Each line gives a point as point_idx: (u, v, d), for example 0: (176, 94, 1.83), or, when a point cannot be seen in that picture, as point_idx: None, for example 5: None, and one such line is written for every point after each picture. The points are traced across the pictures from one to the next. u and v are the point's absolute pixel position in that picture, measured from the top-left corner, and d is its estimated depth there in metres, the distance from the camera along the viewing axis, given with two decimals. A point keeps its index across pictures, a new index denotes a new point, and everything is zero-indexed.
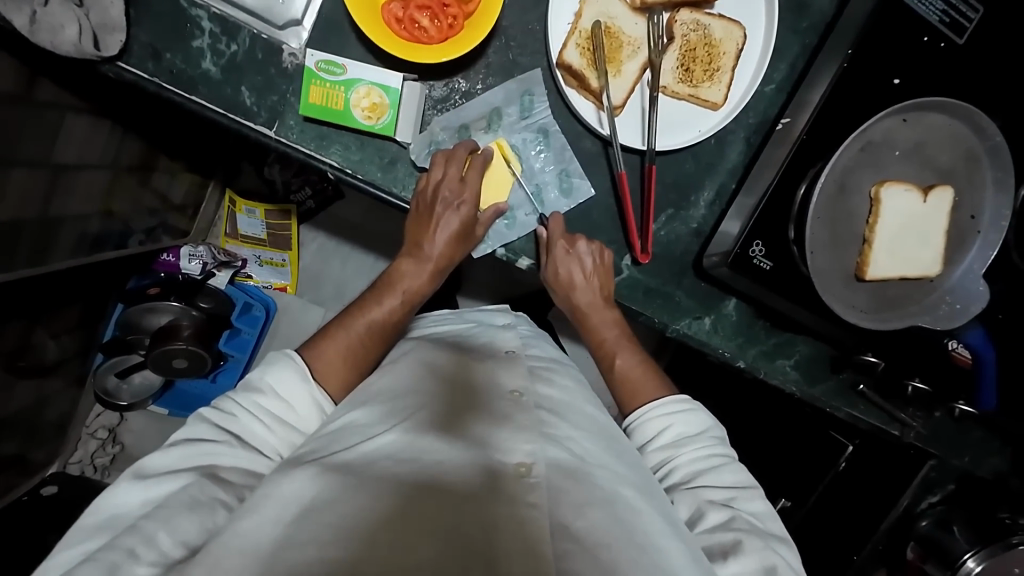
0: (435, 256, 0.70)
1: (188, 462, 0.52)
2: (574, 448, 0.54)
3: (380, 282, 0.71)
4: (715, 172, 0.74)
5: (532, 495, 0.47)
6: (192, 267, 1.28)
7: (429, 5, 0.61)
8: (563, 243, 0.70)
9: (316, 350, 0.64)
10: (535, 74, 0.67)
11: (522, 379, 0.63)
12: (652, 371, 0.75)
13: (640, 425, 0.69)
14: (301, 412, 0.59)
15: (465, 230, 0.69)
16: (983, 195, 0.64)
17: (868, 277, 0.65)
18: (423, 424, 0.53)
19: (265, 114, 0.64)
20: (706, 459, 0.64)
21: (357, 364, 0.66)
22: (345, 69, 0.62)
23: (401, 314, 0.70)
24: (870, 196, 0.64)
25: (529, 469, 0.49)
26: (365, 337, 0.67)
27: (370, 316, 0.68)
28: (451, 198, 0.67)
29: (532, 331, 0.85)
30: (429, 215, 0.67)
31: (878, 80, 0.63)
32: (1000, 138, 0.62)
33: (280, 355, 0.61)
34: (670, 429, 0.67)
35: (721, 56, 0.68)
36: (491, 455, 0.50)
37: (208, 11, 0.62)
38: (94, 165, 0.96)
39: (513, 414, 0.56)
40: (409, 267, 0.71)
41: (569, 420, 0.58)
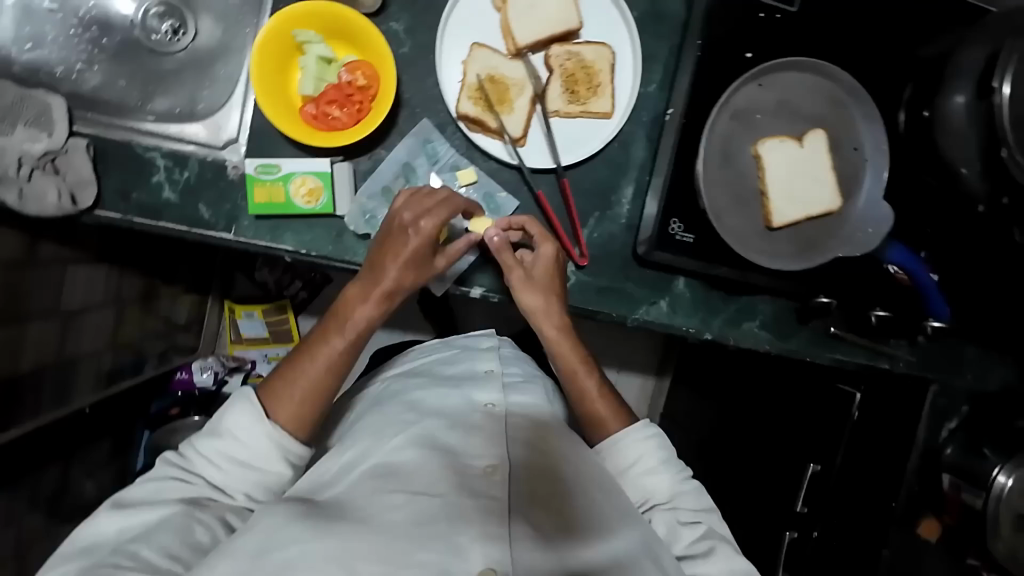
0: (387, 284, 0.69)
1: (162, 494, 0.59)
2: (536, 447, 0.66)
3: (332, 312, 0.70)
4: (627, 170, 0.81)
5: (494, 490, 0.58)
6: (205, 379, 1.39)
7: (337, 100, 0.72)
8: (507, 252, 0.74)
9: (271, 389, 0.65)
10: (425, 125, 0.76)
11: (495, 394, 0.74)
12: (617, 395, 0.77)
13: (617, 451, 0.72)
14: (260, 453, 0.61)
15: (421, 255, 0.70)
16: (857, 128, 0.71)
17: (776, 224, 0.70)
18: (407, 440, 0.65)
19: (222, 221, 0.74)
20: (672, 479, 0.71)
21: (310, 400, 0.65)
22: (280, 167, 0.72)
23: (354, 348, 0.69)
24: (753, 156, 0.71)
25: (495, 470, 0.60)
26: (319, 374, 0.66)
27: (320, 348, 0.67)
28: (416, 228, 0.69)
29: (514, 350, 0.93)
30: (390, 240, 0.69)
31: (733, 57, 0.71)
32: (851, 78, 0.69)
33: (238, 397, 0.63)
34: (645, 459, 0.71)
35: (598, 73, 0.78)
36: (461, 462, 0.62)
37: (161, 150, 0.74)
38: (98, 305, 1.07)
39: (488, 427, 0.67)
40: (358, 293, 0.69)
41: (533, 423, 0.70)
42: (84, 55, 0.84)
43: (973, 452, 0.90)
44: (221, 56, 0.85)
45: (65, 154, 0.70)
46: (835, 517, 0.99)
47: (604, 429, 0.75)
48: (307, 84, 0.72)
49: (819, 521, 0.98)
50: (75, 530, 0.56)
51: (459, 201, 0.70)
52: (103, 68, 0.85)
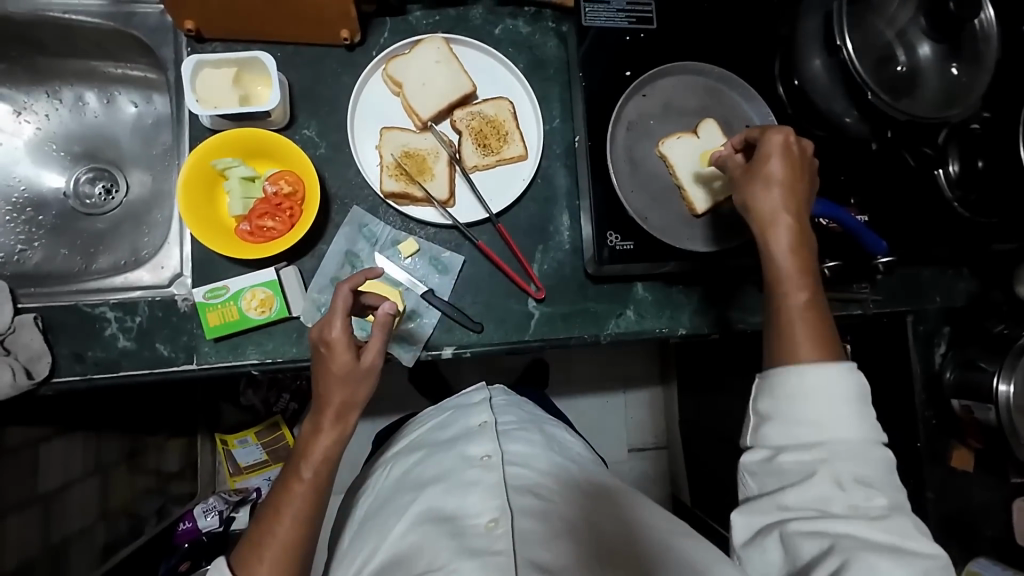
0: (330, 409, 0.66)
1: None
2: (537, 494, 0.68)
3: (290, 456, 0.68)
4: (556, 200, 0.86)
5: (497, 545, 0.59)
6: (210, 522, 1.31)
7: (269, 211, 0.76)
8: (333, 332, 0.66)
9: (246, 551, 0.65)
10: (356, 211, 0.80)
11: (489, 444, 0.74)
12: (828, 318, 0.61)
13: (803, 386, 0.57)
14: None
15: (350, 369, 0.66)
16: (741, 108, 0.77)
17: (700, 210, 0.74)
18: (413, 522, 0.67)
19: (182, 353, 0.75)
20: (816, 437, 0.56)
21: (286, 554, 0.64)
22: (228, 287, 0.74)
23: (316, 487, 0.66)
24: (660, 156, 0.76)
25: (495, 523, 0.62)
26: (288, 524, 0.65)
27: (283, 497, 0.66)
28: (328, 341, 0.65)
29: (507, 395, 0.93)
30: (315, 366, 0.67)
31: (614, 78, 0.78)
32: (718, 69, 0.77)
33: (212, 572, 0.63)
34: (800, 403, 0.57)
35: (503, 123, 0.84)
36: (464, 525, 0.63)
37: (108, 303, 0.74)
38: (78, 477, 1.03)
39: (485, 480, 0.68)
40: (309, 429, 0.67)
41: (532, 470, 0.72)
42: (22, 236, 0.87)
43: (969, 368, 0.92)
44: (156, 202, 0.90)
45: (13, 333, 0.70)
46: None
47: (790, 356, 0.60)
48: (236, 204, 0.76)
49: None
50: None
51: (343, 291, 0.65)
52: (43, 243, 0.88)
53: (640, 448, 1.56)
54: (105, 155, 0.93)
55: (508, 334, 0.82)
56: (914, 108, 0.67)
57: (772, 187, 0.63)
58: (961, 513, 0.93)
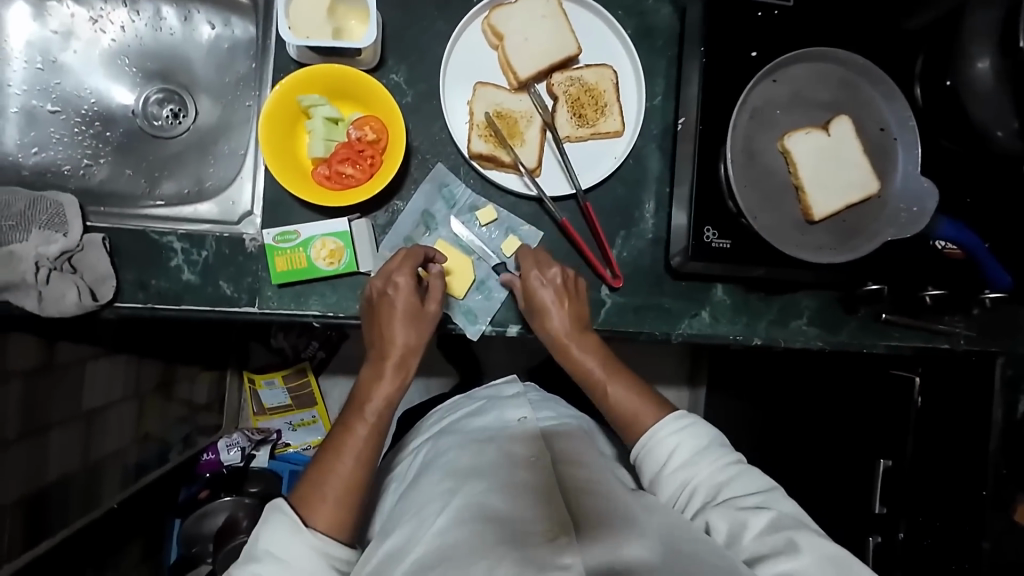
0: (396, 349, 0.68)
1: None
2: (596, 495, 0.60)
3: (349, 402, 0.68)
4: (646, 184, 0.80)
5: (564, 556, 0.51)
6: (232, 457, 1.34)
7: (349, 157, 0.71)
8: (395, 276, 0.68)
9: (304, 497, 0.62)
10: (439, 169, 0.75)
11: (534, 445, 0.69)
12: (653, 397, 0.72)
13: (651, 446, 0.67)
14: (308, 567, 0.57)
15: (416, 313, 0.69)
16: (876, 109, 0.69)
17: (817, 217, 0.68)
18: (454, 515, 0.59)
19: (245, 294, 0.72)
20: (704, 465, 0.64)
21: (349, 494, 0.63)
22: (298, 232, 0.71)
23: (380, 428, 0.66)
24: (780, 151, 0.69)
25: (556, 533, 0.54)
26: (355, 467, 0.64)
27: (345, 441, 0.65)
28: (394, 285, 0.68)
29: (542, 394, 0.90)
30: (378, 312, 0.69)
31: (738, 57, 0.70)
32: (861, 60, 0.68)
33: (273, 509, 0.60)
34: (680, 449, 0.65)
35: (603, 94, 0.77)
36: (516, 532, 0.55)
37: (176, 233, 0.72)
38: (118, 399, 1.03)
39: (536, 481, 0.62)
40: (371, 374, 0.68)
41: (583, 473, 0.65)
42: (89, 151, 0.85)
43: None
44: (224, 132, 0.86)
45: (81, 251, 0.68)
46: (907, 506, 0.91)
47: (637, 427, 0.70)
48: (317, 145, 0.71)
49: (902, 518, 0.91)
50: None
51: (408, 247, 0.70)
52: (109, 161, 0.85)
53: None
54: (177, 77, 0.89)
55: None
56: None
57: (551, 318, 0.71)
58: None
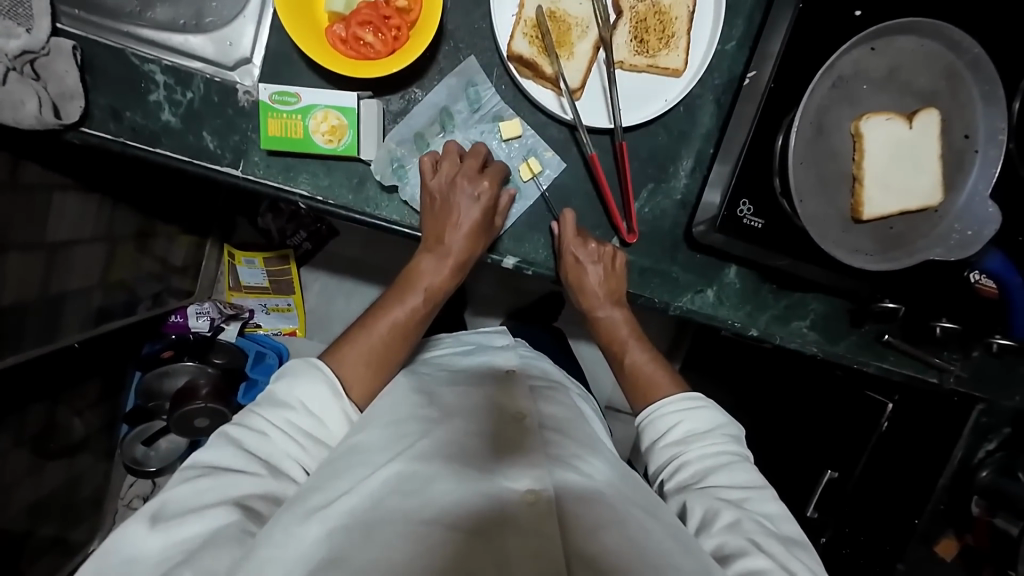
0: (456, 252, 0.67)
1: (213, 493, 0.49)
2: (582, 468, 0.54)
3: (400, 280, 0.68)
4: (690, 139, 0.72)
5: (545, 524, 0.46)
6: (200, 325, 1.29)
7: (371, 21, 0.61)
8: (470, 181, 0.65)
9: (338, 357, 0.62)
10: (470, 64, 0.66)
11: (528, 401, 0.63)
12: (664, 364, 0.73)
13: (656, 414, 0.67)
14: (332, 428, 0.58)
15: (483, 225, 0.67)
16: (972, 112, 0.61)
17: (865, 217, 0.62)
18: (433, 448, 0.54)
19: (229, 154, 0.65)
20: (697, 449, 0.63)
21: (381, 367, 0.63)
22: (299, 97, 0.62)
23: (421, 317, 0.67)
24: (851, 133, 0.61)
25: (537, 496, 0.48)
26: (387, 340, 0.64)
27: (389, 318, 0.65)
28: (473, 194, 0.65)
29: (532, 351, 0.83)
30: (446, 209, 0.66)
31: (837, 15, 0.61)
32: (979, 50, 0.58)
33: (304, 368, 0.59)
34: (679, 426, 0.66)
35: (673, 21, 0.67)
36: (498, 490, 0.49)
37: (160, 64, 0.64)
38: (88, 239, 0.97)
39: (521, 439, 0.56)
40: (428, 264, 0.67)
41: (575, 440, 0.59)
42: None
43: (1007, 474, 0.85)
44: None
45: (47, 56, 0.59)
46: (847, 512, 0.93)
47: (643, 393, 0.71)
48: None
49: (829, 526, 0.95)
50: (104, 545, 0.46)
51: (503, 166, 0.67)
52: None
53: None
54: None
55: None
56: None
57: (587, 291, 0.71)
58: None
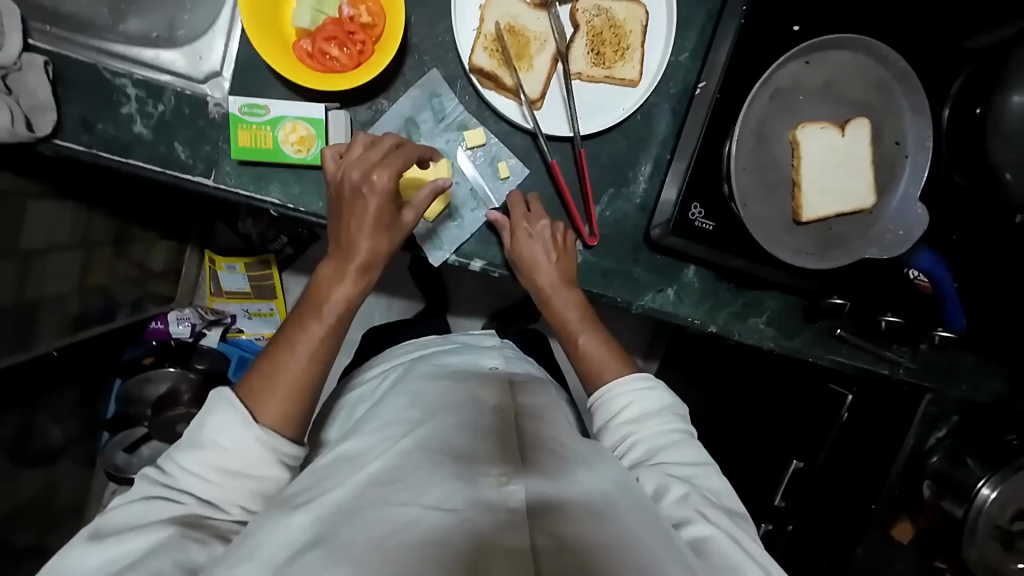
0: (358, 255, 0.63)
1: (147, 517, 0.50)
2: (556, 448, 0.55)
3: (303, 299, 0.63)
4: (648, 147, 0.75)
5: (514, 501, 0.47)
6: (181, 331, 1.31)
7: (336, 36, 0.64)
8: (377, 172, 0.61)
9: (247, 386, 0.57)
10: (433, 76, 0.69)
11: (503, 394, 0.65)
12: (615, 347, 0.74)
13: (608, 397, 0.68)
14: (252, 458, 0.53)
15: (388, 220, 0.63)
16: (901, 121, 0.66)
17: (805, 218, 0.66)
18: (414, 442, 0.56)
19: (201, 164, 0.67)
20: (648, 429, 0.65)
21: (296, 392, 0.57)
22: (268, 109, 0.65)
23: (333, 333, 0.61)
24: (790, 141, 0.66)
25: (508, 478, 0.49)
26: (306, 363, 0.59)
27: (297, 341, 0.60)
28: (370, 184, 0.61)
29: (516, 353, 0.85)
30: (350, 206, 0.62)
31: (776, 30, 0.66)
32: (903, 63, 0.63)
33: (216, 399, 0.55)
34: (633, 406, 0.67)
35: (628, 35, 0.71)
36: (473, 473, 0.50)
37: (132, 78, 0.66)
38: (64, 245, 0.98)
39: (493, 429, 0.58)
40: (331, 272, 0.63)
41: (546, 428, 0.59)
42: None
43: (956, 461, 0.87)
44: None
45: (19, 71, 0.61)
46: (808, 505, 0.98)
47: (598, 376, 0.71)
48: (303, 15, 0.64)
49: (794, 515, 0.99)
50: (46, 564, 0.47)
51: (418, 147, 0.65)
52: None
53: None
54: None
55: None
56: None
57: (539, 271, 0.71)
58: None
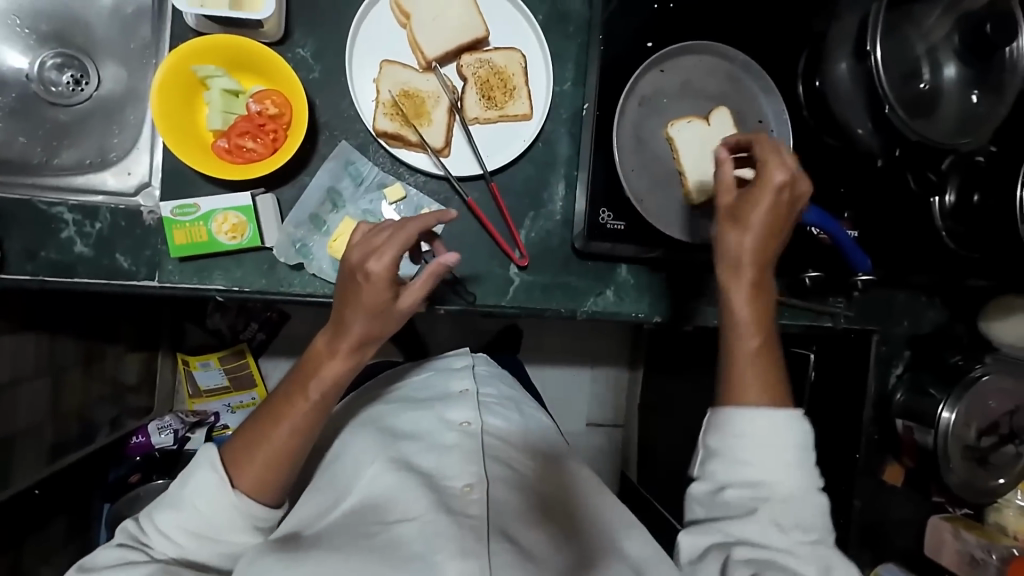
0: (348, 336, 0.60)
1: (126, 560, 0.57)
2: (510, 464, 0.70)
3: (296, 371, 0.62)
4: (556, 168, 0.82)
5: (472, 507, 0.62)
6: (164, 439, 1.31)
7: (249, 130, 0.71)
8: (375, 256, 0.58)
9: (239, 457, 0.61)
10: (342, 147, 0.76)
11: (470, 410, 0.74)
12: (778, 363, 0.64)
13: (741, 420, 0.61)
14: (228, 521, 0.59)
15: (386, 306, 0.60)
16: (759, 102, 0.79)
17: (697, 200, 0.76)
18: (385, 468, 0.66)
19: (144, 268, 0.71)
20: (778, 461, 0.60)
21: (276, 469, 0.61)
22: (197, 206, 0.70)
23: (319, 411, 0.62)
24: (665, 138, 0.76)
25: (472, 488, 0.63)
26: (288, 441, 0.61)
27: (284, 416, 0.61)
28: (365, 273, 0.58)
29: (490, 368, 0.88)
30: (348, 290, 0.60)
31: (634, 50, 0.75)
32: (743, 56, 0.77)
33: (200, 462, 0.60)
34: (768, 437, 0.60)
35: (511, 77, 0.79)
36: (438, 485, 0.65)
37: (66, 204, 0.70)
38: (32, 376, 0.99)
39: (460, 446, 0.69)
40: (322, 347, 0.62)
41: (499, 454, 0.71)
42: None
43: (919, 393, 0.91)
44: (130, 102, 0.83)
45: None
46: None
47: (737, 394, 0.62)
48: (215, 118, 0.71)
49: None
50: None
51: (419, 225, 0.59)
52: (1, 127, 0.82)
53: (598, 424, 1.52)
54: (75, 40, 0.86)
55: (485, 296, 0.79)
56: (930, 129, 0.67)
57: (748, 233, 0.62)
58: (893, 526, 0.95)
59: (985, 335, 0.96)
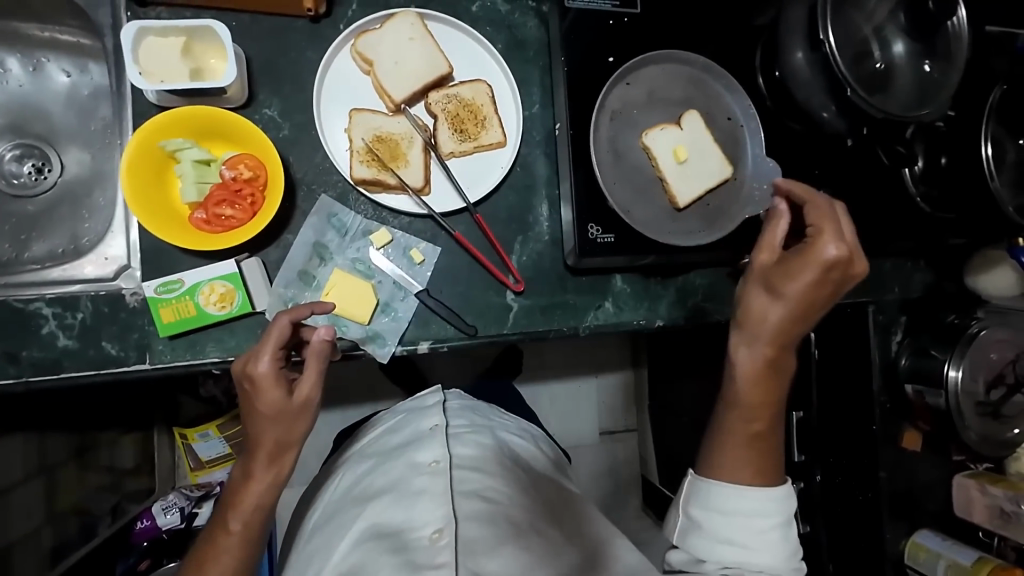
0: (261, 449, 0.60)
1: None
2: (485, 495, 0.66)
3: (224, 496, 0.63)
4: (537, 190, 0.82)
5: (439, 557, 0.58)
6: (170, 520, 1.24)
7: (225, 198, 0.70)
8: (254, 361, 0.59)
9: None
10: (323, 200, 0.75)
11: (437, 448, 0.70)
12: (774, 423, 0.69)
13: (728, 489, 0.65)
14: None
15: (287, 409, 0.60)
16: (724, 101, 0.81)
17: (681, 203, 0.78)
18: (359, 534, 0.65)
19: (133, 352, 0.69)
20: (742, 534, 0.64)
21: None
22: (183, 281, 0.68)
23: (251, 531, 0.62)
24: (642, 147, 0.78)
25: (439, 534, 0.60)
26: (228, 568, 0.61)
27: (219, 545, 0.61)
28: (251, 379, 0.59)
29: (461, 401, 0.86)
30: (245, 402, 0.60)
31: (596, 66, 0.76)
32: (702, 59, 0.79)
33: None
34: (735, 514, 0.64)
35: (481, 108, 0.80)
36: (408, 538, 0.61)
37: (44, 298, 0.67)
38: (22, 480, 0.94)
39: (428, 489, 0.65)
40: (240, 467, 0.62)
41: (470, 487, 0.67)
42: None
43: (922, 355, 0.92)
44: (97, 183, 0.82)
45: None
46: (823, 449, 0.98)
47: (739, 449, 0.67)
48: (189, 190, 0.70)
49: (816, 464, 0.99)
50: None
51: (282, 325, 0.60)
52: None
53: (612, 432, 1.50)
54: (33, 129, 0.85)
55: (486, 327, 0.78)
56: (890, 104, 0.69)
57: (779, 302, 0.66)
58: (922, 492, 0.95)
59: (973, 289, 0.99)
